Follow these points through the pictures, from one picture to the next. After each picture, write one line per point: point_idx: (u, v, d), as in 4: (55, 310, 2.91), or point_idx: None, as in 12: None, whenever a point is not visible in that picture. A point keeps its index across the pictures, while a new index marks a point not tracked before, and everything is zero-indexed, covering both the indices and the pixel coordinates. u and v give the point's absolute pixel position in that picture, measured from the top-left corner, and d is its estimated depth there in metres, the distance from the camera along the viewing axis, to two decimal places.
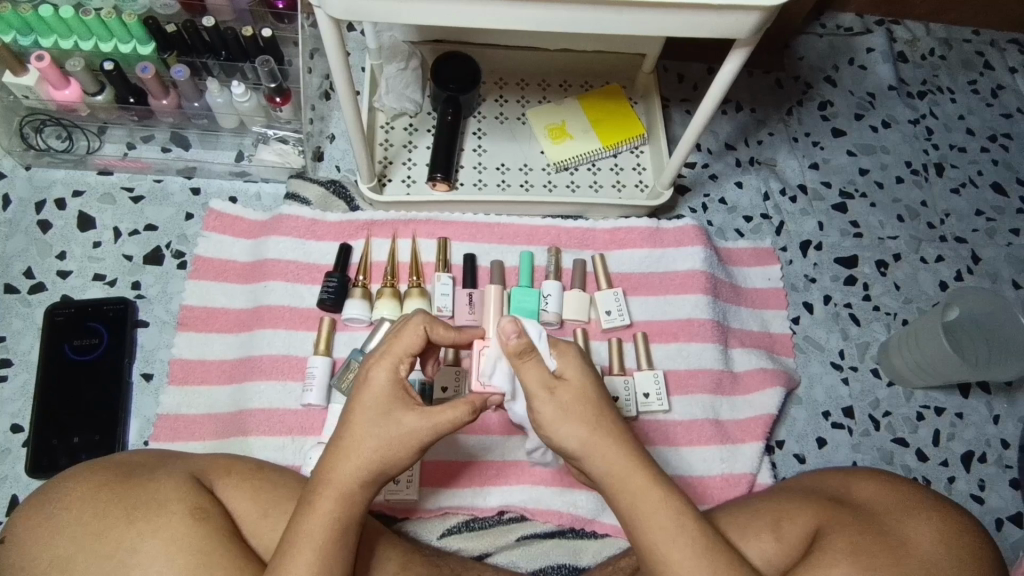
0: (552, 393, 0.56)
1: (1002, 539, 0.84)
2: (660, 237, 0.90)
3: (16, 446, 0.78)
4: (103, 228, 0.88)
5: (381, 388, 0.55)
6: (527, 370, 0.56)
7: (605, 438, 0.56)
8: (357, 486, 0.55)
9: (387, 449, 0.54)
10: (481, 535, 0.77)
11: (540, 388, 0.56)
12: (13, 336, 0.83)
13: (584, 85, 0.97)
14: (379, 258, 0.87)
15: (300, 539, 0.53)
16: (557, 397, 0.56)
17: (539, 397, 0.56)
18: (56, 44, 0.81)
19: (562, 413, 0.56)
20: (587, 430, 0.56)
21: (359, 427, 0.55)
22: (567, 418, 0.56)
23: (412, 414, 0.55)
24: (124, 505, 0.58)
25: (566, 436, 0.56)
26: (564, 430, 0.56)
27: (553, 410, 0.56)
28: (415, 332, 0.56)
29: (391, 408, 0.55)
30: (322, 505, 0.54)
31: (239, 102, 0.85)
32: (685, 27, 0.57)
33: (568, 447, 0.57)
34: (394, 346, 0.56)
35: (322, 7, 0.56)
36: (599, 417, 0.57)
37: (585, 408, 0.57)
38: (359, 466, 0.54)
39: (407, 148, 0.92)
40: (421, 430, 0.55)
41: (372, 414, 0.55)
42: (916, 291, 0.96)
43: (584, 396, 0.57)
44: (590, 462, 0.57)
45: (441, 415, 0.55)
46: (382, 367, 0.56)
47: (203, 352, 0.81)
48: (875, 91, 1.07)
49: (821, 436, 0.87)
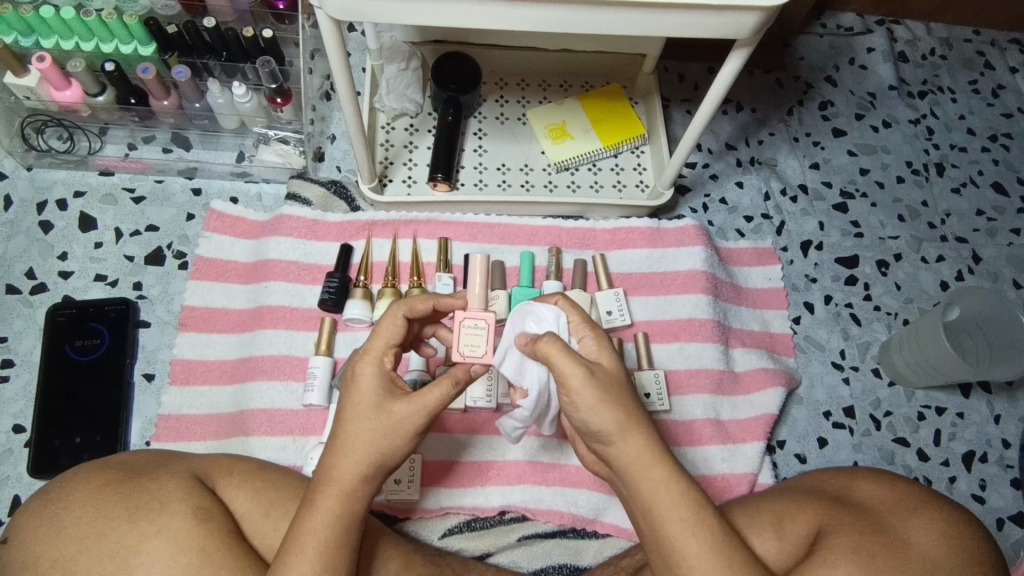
0: (590, 373, 0.55)
1: (1003, 539, 0.84)
2: (660, 237, 0.90)
3: (17, 447, 0.79)
4: (104, 228, 0.88)
5: (368, 383, 0.55)
6: (561, 353, 0.54)
7: (632, 427, 0.56)
8: (358, 482, 0.55)
9: (382, 442, 0.54)
10: (482, 535, 0.77)
11: (577, 367, 0.54)
12: (14, 336, 0.83)
13: (584, 85, 0.97)
14: (380, 258, 0.87)
15: (303, 537, 0.53)
16: (593, 377, 0.55)
17: (576, 376, 0.54)
18: (57, 45, 0.81)
19: (596, 396, 0.55)
20: (623, 415, 0.55)
21: (352, 423, 0.55)
22: (600, 403, 0.55)
23: (401, 404, 0.55)
24: (125, 506, 0.58)
25: (599, 420, 0.55)
26: (597, 414, 0.55)
27: (592, 393, 0.55)
28: (392, 322, 0.57)
29: (381, 401, 0.55)
30: (323, 502, 0.54)
31: (240, 103, 0.85)
32: (684, 27, 0.57)
33: (597, 429, 0.56)
34: (374, 341, 0.56)
35: (322, 8, 0.56)
36: (633, 406, 0.56)
37: (619, 394, 0.56)
38: (356, 461, 0.54)
39: (408, 149, 0.92)
40: (412, 418, 0.55)
41: (361, 408, 0.55)
42: (916, 291, 0.96)
43: (618, 382, 0.57)
44: (615, 449, 0.56)
45: (428, 397, 0.54)
46: (367, 362, 0.56)
47: (204, 352, 0.81)
48: (876, 91, 1.07)
49: (822, 436, 0.87)
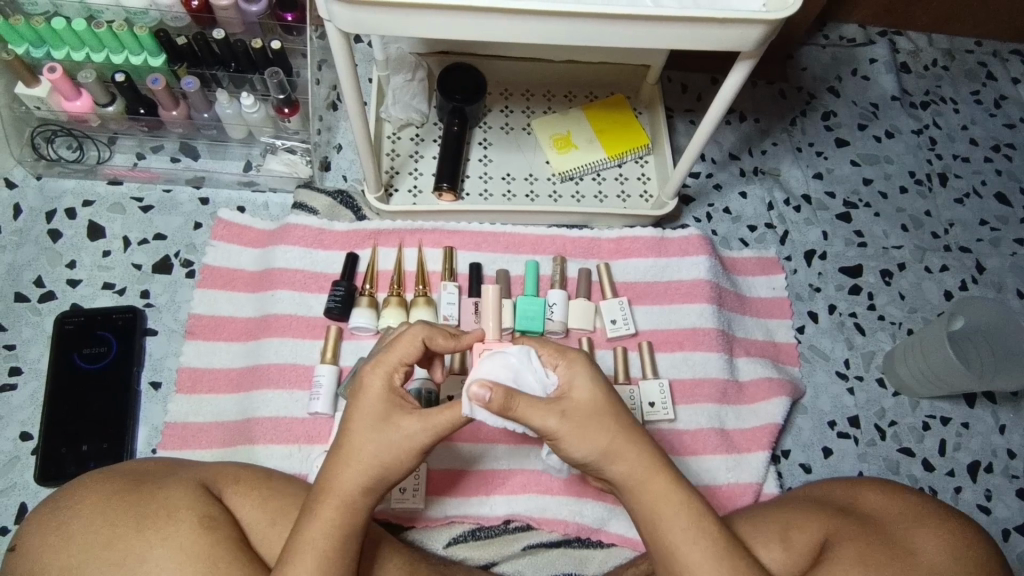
0: (564, 414, 0.53)
1: (1009, 550, 0.83)
2: (665, 247, 0.90)
3: (24, 454, 0.79)
4: (113, 237, 0.89)
5: (376, 395, 0.56)
6: (526, 407, 0.52)
7: (626, 444, 0.56)
8: (359, 495, 0.55)
9: (383, 454, 0.55)
10: (487, 544, 0.77)
11: (549, 414, 0.53)
12: (22, 344, 0.83)
13: (588, 95, 0.98)
14: (386, 267, 0.88)
15: (302, 546, 0.54)
16: (569, 417, 0.53)
17: (551, 423, 0.53)
18: (68, 56, 0.82)
19: (578, 430, 0.54)
20: (607, 437, 0.55)
21: (357, 434, 0.55)
22: (586, 433, 0.54)
23: (409, 419, 0.55)
24: (132, 514, 0.58)
25: (586, 448, 0.55)
26: (583, 445, 0.54)
27: (568, 428, 0.53)
28: (411, 342, 0.57)
29: (389, 414, 0.55)
30: (323, 512, 0.54)
31: (248, 113, 0.86)
32: (691, 40, 0.58)
33: (587, 458, 0.56)
34: (388, 355, 0.57)
35: (331, 20, 0.57)
36: (617, 424, 0.56)
37: (601, 417, 0.55)
38: (358, 472, 0.55)
39: (413, 158, 0.93)
40: (420, 436, 0.55)
41: (368, 420, 0.55)
42: (920, 301, 0.96)
43: (599, 405, 0.55)
44: (612, 466, 0.56)
45: (437, 418, 0.54)
46: (377, 375, 0.56)
47: (210, 361, 0.82)
48: (878, 101, 1.07)
49: (827, 445, 0.87)
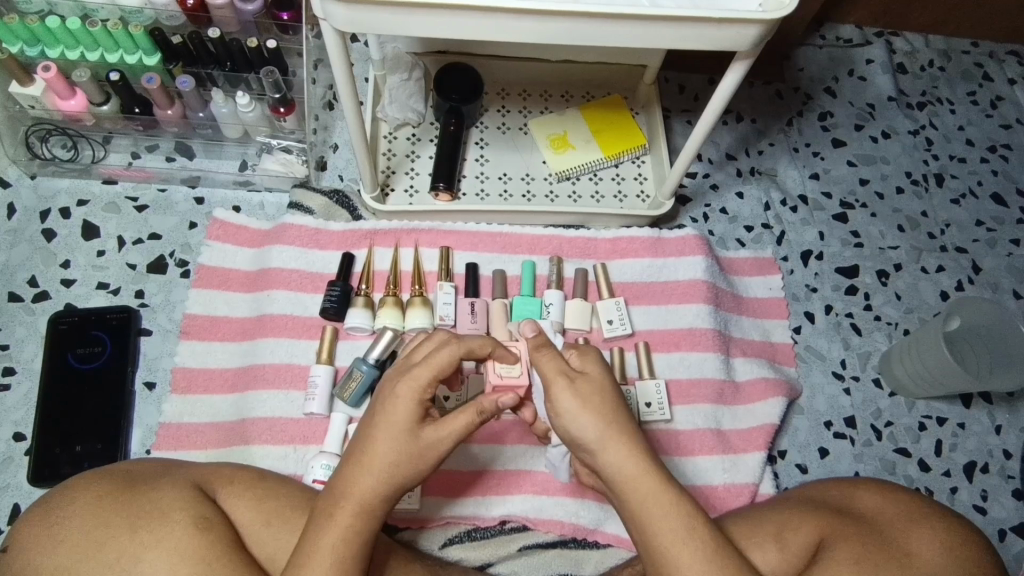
0: (571, 385, 0.58)
1: (1005, 551, 0.83)
2: (661, 247, 0.90)
3: (18, 455, 0.78)
4: (107, 236, 0.89)
5: (404, 406, 0.56)
6: (548, 361, 0.59)
7: (620, 436, 0.58)
8: (378, 501, 0.55)
9: (407, 460, 0.55)
10: (483, 545, 0.77)
11: (559, 378, 0.58)
12: (16, 344, 0.83)
13: (585, 95, 0.98)
14: (382, 267, 0.87)
15: (319, 550, 0.53)
16: (575, 388, 0.58)
17: (558, 386, 0.58)
18: (62, 55, 0.82)
19: (579, 404, 0.58)
20: (603, 424, 0.57)
21: (381, 443, 0.55)
22: (585, 409, 0.58)
23: (434, 429, 0.56)
24: (126, 515, 0.58)
25: (582, 427, 0.58)
26: (581, 422, 0.57)
27: (572, 399, 0.58)
28: (448, 356, 0.57)
29: (415, 423, 0.56)
30: (341, 518, 0.54)
31: (243, 112, 0.86)
32: (687, 40, 0.58)
33: (583, 440, 0.58)
34: (423, 367, 0.57)
35: (327, 20, 0.57)
36: (616, 415, 0.58)
37: (601, 402, 0.58)
38: (380, 479, 0.55)
39: (410, 158, 0.93)
40: (443, 444, 0.56)
41: (394, 428, 0.56)
42: (916, 301, 0.96)
43: (602, 392, 0.59)
44: (603, 457, 0.57)
45: (457, 426, 0.57)
46: (408, 385, 0.56)
47: (205, 361, 0.82)
48: (875, 102, 1.07)
49: (823, 446, 0.87)
